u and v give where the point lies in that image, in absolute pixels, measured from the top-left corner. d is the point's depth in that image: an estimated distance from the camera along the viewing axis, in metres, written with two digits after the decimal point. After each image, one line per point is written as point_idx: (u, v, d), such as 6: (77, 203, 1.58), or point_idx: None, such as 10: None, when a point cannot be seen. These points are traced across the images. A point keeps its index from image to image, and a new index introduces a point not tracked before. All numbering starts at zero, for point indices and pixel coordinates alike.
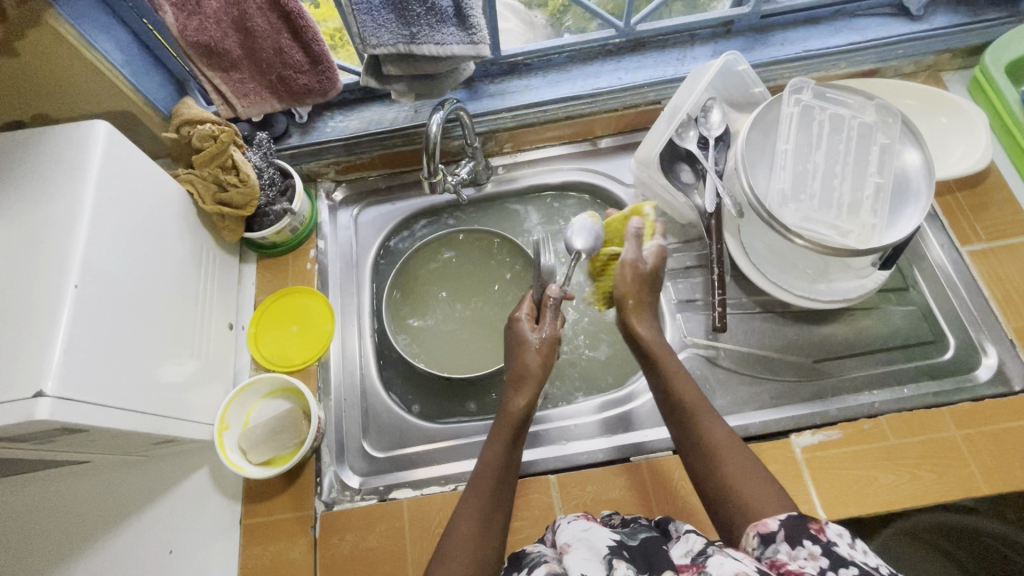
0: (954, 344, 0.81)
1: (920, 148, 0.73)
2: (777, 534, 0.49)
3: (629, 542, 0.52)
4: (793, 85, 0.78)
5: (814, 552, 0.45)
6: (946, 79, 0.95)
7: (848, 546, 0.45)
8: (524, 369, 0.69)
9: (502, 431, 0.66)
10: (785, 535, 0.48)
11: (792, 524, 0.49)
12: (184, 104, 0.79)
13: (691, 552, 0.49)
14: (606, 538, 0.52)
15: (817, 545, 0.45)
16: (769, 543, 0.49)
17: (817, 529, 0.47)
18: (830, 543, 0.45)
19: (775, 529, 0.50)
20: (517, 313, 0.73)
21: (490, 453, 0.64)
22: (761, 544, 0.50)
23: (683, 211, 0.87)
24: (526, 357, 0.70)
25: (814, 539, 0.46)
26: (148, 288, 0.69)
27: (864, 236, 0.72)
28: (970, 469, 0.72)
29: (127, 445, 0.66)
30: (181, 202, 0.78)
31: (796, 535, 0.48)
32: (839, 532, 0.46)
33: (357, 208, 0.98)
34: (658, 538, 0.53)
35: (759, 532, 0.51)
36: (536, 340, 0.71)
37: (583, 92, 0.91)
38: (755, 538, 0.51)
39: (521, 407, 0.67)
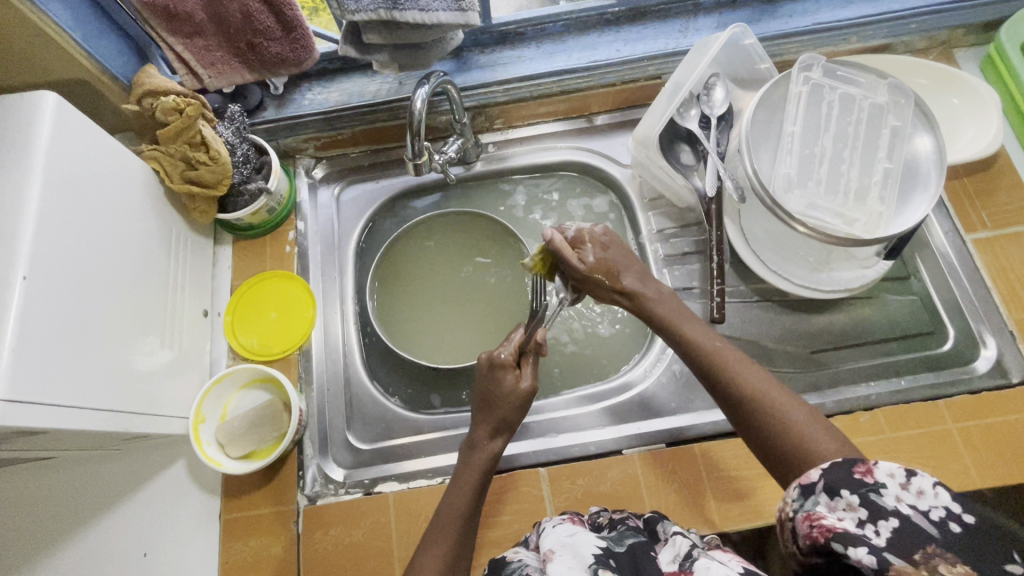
0: (953, 334, 0.79)
1: (932, 134, 0.69)
2: (817, 485, 0.45)
3: (615, 548, 0.48)
4: (803, 62, 0.73)
5: (852, 503, 0.42)
6: (958, 56, 0.91)
7: (896, 490, 0.41)
8: (498, 416, 0.69)
9: (472, 474, 0.66)
10: (825, 486, 0.45)
11: (834, 474, 0.45)
12: (147, 73, 0.72)
13: (678, 558, 0.47)
14: (592, 545, 0.48)
15: (856, 496, 0.42)
16: (808, 495, 0.45)
17: (863, 472, 0.43)
18: (873, 490, 0.42)
19: (815, 480, 0.46)
20: (499, 354, 0.71)
21: (458, 496, 0.64)
22: (800, 495, 0.46)
23: (681, 194, 0.83)
24: (500, 402, 0.69)
25: (855, 488, 0.43)
26: (110, 276, 0.64)
27: (870, 225, 0.69)
28: (964, 463, 0.71)
29: (94, 441, 0.62)
30: (146, 182, 0.73)
31: (837, 485, 0.44)
32: (888, 473, 0.42)
33: (338, 187, 0.92)
34: (644, 543, 0.49)
35: (799, 484, 0.47)
36: (519, 389, 0.70)
37: (579, 65, 0.85)
38: (794, 490, 0.47)
39: (491, 454, 0.68)
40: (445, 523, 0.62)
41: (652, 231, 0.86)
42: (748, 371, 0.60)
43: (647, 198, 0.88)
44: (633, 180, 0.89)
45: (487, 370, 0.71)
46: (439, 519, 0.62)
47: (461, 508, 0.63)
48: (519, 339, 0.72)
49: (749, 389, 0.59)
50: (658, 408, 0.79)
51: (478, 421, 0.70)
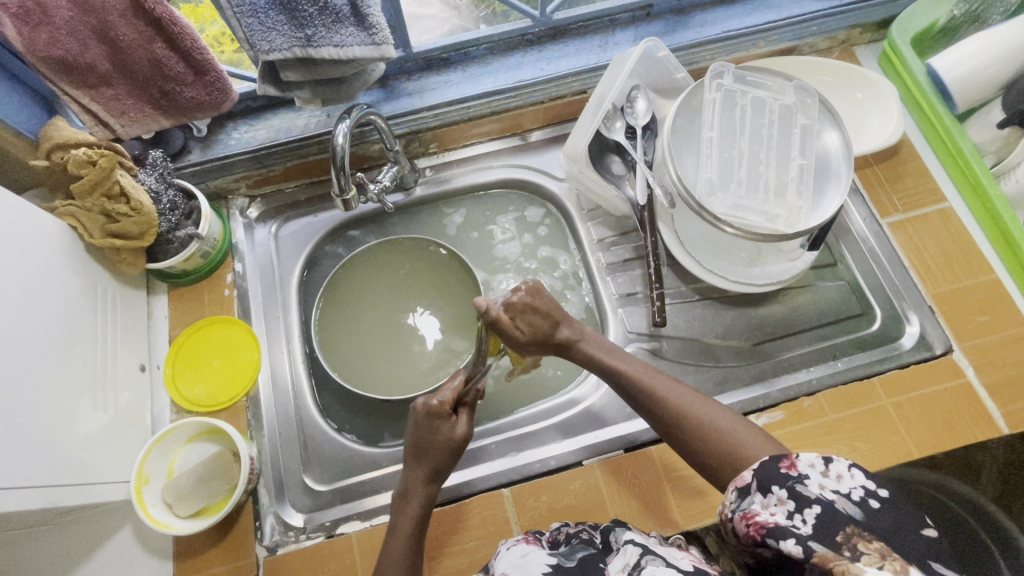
0: (880, 315, 0.84)
1: (840, 130, 0.74)
2: (751, 485, 0.49)
3: (565, 564, 0.48)
4: (713, 70, 0.77)
5: (782, 497, 0.46)
6: (858, 53, 0.97)
7: (818, 478, 0.46)
8: (433, 461, 0.67)
9: (405, 527, 0.65)
10: (758, 485, 0.48)
11: (763, 471, 0.49)
12: (54, 125, 0.69)
13: (627, 566, 0.46)
14: (542, 563, 0.48)
15: (784, 490, 0.46)
16: (745, 496, 0.49)
17: (788, 466, 0.47)
18: (799, 481, 0.46)
19: (749, 481, 0.50)
20: (435, 403, 0.68)
21: (395, 549, 0.63)
22: (738, 497, 0.50)
23: (616, 203, 0.85)
24: (430, 441, 0.67)
25: (782, 483, 0.47)
26: (29, 344, 0.61)
27: (792, 219, 0.72)
28: (901, 436, 0.75)
29: (26, 520, 0.58)
30: (63, 238, 0.69)
31: (767, 482, 0.48)
32: (808, 465, 0.47)
33: (275, 224, 0.90)
34: (595, 555, 0.49)
35: (737, 487, 0.51)
36: (455, 437, 0.68)
37: (504, 85, 0.87)
38: (733, 493, 0.51)
39: (424, 499, 0.67)
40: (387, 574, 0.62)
41: (592, 240, 0.88)
42: (709, 414, 0.61)
43: (585, 209, 0.90)
44: (571, 193, 0.91)
45: (422, 417, 0.67)
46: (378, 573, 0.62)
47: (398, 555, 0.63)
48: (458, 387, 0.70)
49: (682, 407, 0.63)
50: (614, 415, 0.80)
51: (409, 468, 0.68)
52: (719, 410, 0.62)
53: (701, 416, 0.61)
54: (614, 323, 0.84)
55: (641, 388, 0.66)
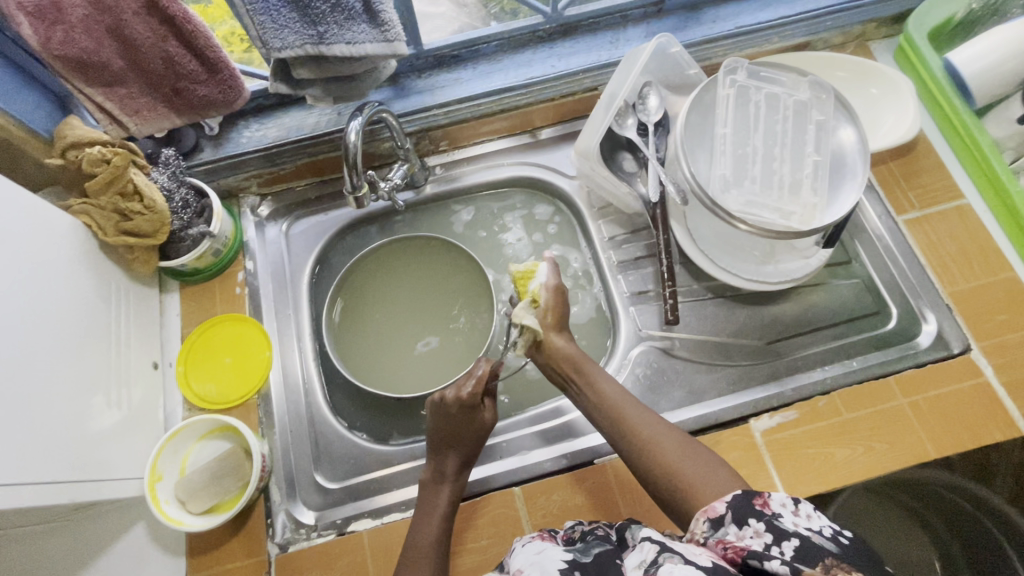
0: (896, 313, 0.83)
1: (856, 126, 0.73)
2: (725, 517, 0.49)
3: (581, 560, 0.49)
4: (726, 66, 0.76)
5: (759, 529, 0.46)
6: (873, 48, 0.96)
7: (791, 515, 0.46)
8: (464, 449, 0.71)
9: (438, 511, 0.67)
10: (733, 517, 0.49)
11: (737, 503, 0.49)
12: (66, 125, 0.70)
13: (644, 563, 0.45)
14: (557, 561, 0.48)
15: (761, 522, 0.46)
16: (718, 526, 0.49)
17: (762, 503, 0.48)
18: (774, 517, 0.46)
19: (723, 512, 0.50)
20: (466, 391, 0.71)
21: (429, 532, 0.65)
22: (710, 528, 0.50)
23: (627, 201, 0.85)
24: (459, 426, 0.71)
25: (758, 516, 0.47)
26: (44, 340, 0.61)
27: (806, 216, 0.71)
28: (918, 436, 0.74)
29: (42, 516, 0.58)
30: (77, 236, 0.70)
31: (742, 515, 0.48)
32: (782, 502, 0.47)
33: (286, 222, 0.91)
34: (610, 551, 0.49)
35: (708, 517, 0.51)
36: (484, 425, 0.72)
37: (515, 82, 0.86)
38: (705, 523, 0.51)
39: (455, 483, 0.69)
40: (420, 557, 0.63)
41: (603, 238, 0.88)
42: (669, 441, 0.63)
43: (596, 207, 0.90)
44: (582, 191, 0.91)
45: (456, 406, 0.70)
46: (413, 552, 0.64)
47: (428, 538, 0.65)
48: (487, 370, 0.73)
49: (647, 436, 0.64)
50: None
51: (439, 456, 0.71)
52: (675, 434, 0.63)
53: (659, 443, 0.63)
54: (625, 321, 0.83)
55: (606, 412, 0.68)
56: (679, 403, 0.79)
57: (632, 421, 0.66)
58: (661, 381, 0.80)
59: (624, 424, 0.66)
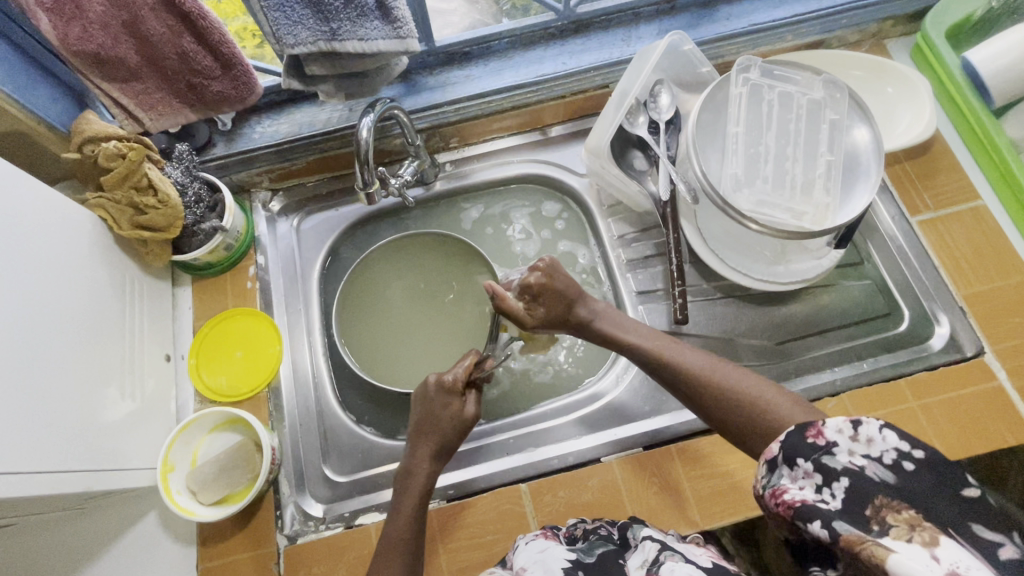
0: (908, 315, 0.82)
1: (870, 126, 0.72)
2: (778, 459, 0.46)
3: (585, 559, 0.48)
4: (740, 64, 0.75)
5: (809, 471, 0.43)
6: (889, 46, 0.94)
7: (847, 448, 0.42)
8: (440, 436, 0.69)
9: (411, 498, 0.66)
10: (785, 459, 0.45)
11: (789, 443, 0.45)
12: (85, 119, 0.70)
13: (646, 562, 0.45)
14: (561, 560, 0.48)
15: (811, 462, 0.43)
16: (774, 471, 0.46)
17: (814, 436, 0.44)
18: (827, 450, 0.43)
19: (776, 454, 0.46)
20: (448, 377, 0.70)
21: (400, 519, 0.64)
22: (767, 471, 0.47)
23: (637, 199, 0.84)
24: (432, 416, 0.69)
25: (809, 455, 0.43)
26: (60, 332, 0.62)
27: (818, 217, 0.71)
28: (928, 439, 0.74)
29: (56, 504, 0.60)
30: (93, 230, 0.71)
31: (794, 455, 0.44)
32: (835, 432, 0.43)
33: (297, 217, 0.91)
34: (614, 550, 0.49)
35: (764, 461, 0.47)
36: (463, 413, 0.70)
37: (526, 80, 0.86)
38: (761, 467, 0.48)
39: (430, 469, 0.68)
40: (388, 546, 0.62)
41: (613, 236, 0.88)
42: (729, 380, 0.60)
43: (606, 205, 0.89)
44: (592, 189, 0.90)
45: (433, 392, 0.70)
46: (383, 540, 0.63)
47: (399, 528, 0.64)
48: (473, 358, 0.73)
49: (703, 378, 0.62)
50: (632, 412, 0.79)
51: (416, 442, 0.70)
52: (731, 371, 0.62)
53: (716, 382, 0.61)
54: (634, 319, 0.83)
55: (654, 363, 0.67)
56: None
57: (687, 367, 0.64)
58: None
59: (679, 375, 0.64)
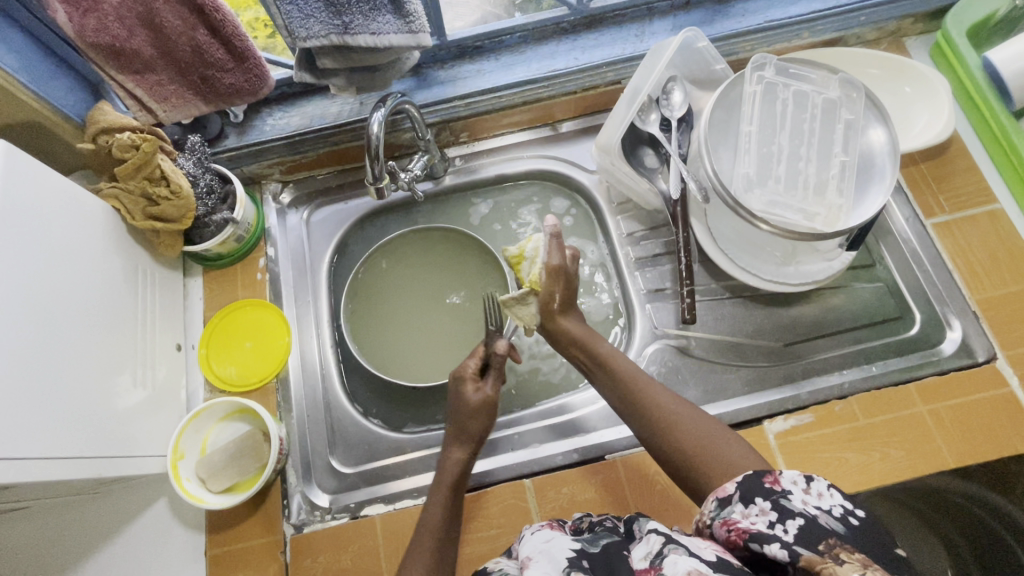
0: (920, 319, 0.81)
1: (887, 126, 0.71)
2: (733, 496, 0.48)
3: (589, 549, 0.48)
4: (755, 61, 0.74)
5: (764, 508, 0.45)
6: (908, 44, 0.93)
7: (801, 493, 0.45)
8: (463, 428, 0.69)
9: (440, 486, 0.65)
10: (740, 496, 0.48)
11: (747, 483, 0.48)
12: (100, 109, 0.71)
13: (650, 554, 0.46)
14: (567, 547, 0.48)
15: (768, 501, 0.45)
16: (725, 505, 0.48)
17: (771, 481, 0.47)
18: (783, 495, 0.45)
19: (731, 492, 0.49)
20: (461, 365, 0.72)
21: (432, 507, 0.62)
22: (718, 507, 0.49)
23: (647, 197, 0.84)
24: (464, 416, 0.69)
25: (767, 495, 0.46)
26: (75, 320, 0.64)
27: (831, 218, 0.70)
28: (937, 444, 0.73)
29: (70, 488, 0.61)
30: (107, 220, 0.72)
31: (750, 493, 0.47)
32: (792, 480, 0.46)
33: (306, 210, 0.92)
34: (618, 542, 0.49)
35: (716, 496, 0.50)
36: (474, 399, 0.69)
37: (537, 75, 0.86)
38: (712, 501, 0.50)
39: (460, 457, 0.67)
40: (423, 537, 0.59)
41: (621, 234, 0.87)
42: (684, 415, 0.60)
43: (615, 202, 0.89)
44: (601, 186, 0.90)
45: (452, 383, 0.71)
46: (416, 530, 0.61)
47: (433, 521, 0.61)
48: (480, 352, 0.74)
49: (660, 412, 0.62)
50: None
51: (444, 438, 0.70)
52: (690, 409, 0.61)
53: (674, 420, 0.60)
54: (641, 318, 0.83)
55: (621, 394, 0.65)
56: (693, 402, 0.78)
57: (652, 398, 0.63)
58: (675, 380, 0.80)
59: (641, 402, 0.63)
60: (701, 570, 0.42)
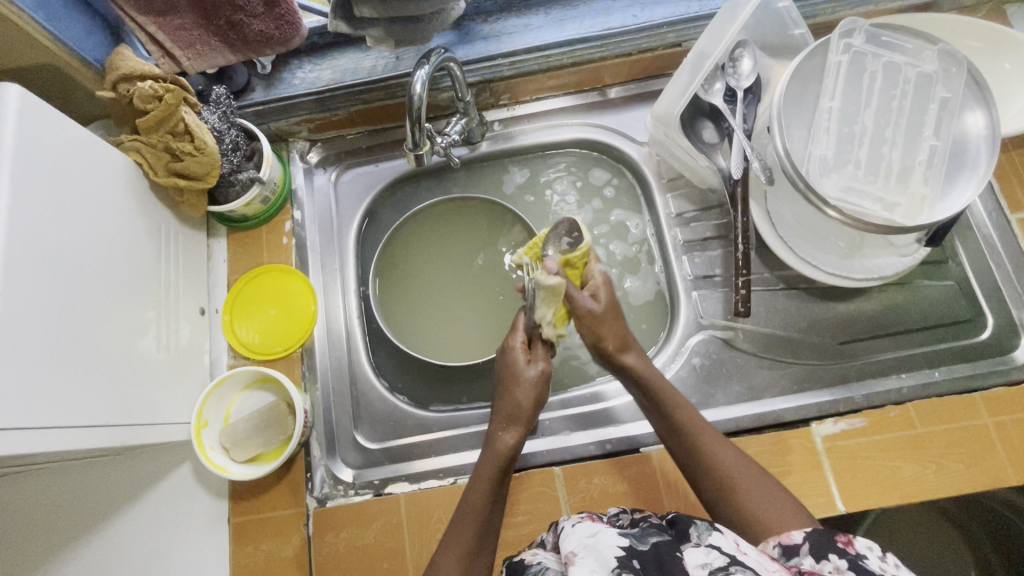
0: (992, 323, 0.75)
1: (987, 109, 0.62)
2: (801, 547, 0.49)
3: (638, 547, 0.45)
4: (843, 27, 0.66)
5: (839, 566, 0.45)
6: (1010, 13, 0.82)
7: (877, 559, 0.45)
8: (513, 407, 0.65)
9: (486, 470, 0.62)
10: (810, 549, 0.48)
11: (817, 538, 0.48)
12: (119, 54, 0.66)
13: (709, 565, 0.42)
14: (614, 546, 0.45)
15: (844, 559, 0.45)
16: (791, 555, 0.49)
17: (845, 542, 0.47)
18: (858, 557, 0.45)
19: (798, 542, 0.49)
20: (511, 342, 0.68)
21: (473, 492, 0.61)
22: (782, 554, 0.50)
23: (703, 174, 0.77)
24: (515, 391, 0.66)
25: (841, 553, 0.46)
26: (98, 281, 0.60)
27: (912, 211, 0.63)
28: (1000, 460, 0.68)
29: (94, 454, 0.59)
30: (129, 175, 0.68)
31: (821, 548, 0.47)
32: (867, 545, 0.46)
33: (335, 171, 0.87)
34: (670, 543, 0.45)
35: (780, 542, 0.51)
36: (529, 373, 0.66)
37: (591, 33, 0.78)
38: (775, 547, 0.51)
39: (512, 433, 0.64)
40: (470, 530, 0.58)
41: (670, 214, 0.81)
42: (738, 468, 0.59)
43: (665, 178, 0.82)
44: (651, 159, 0.83)
45: (501, 353, 0.69)
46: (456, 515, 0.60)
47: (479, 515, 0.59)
48: (521, 323, 0.69)
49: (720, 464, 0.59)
50: None
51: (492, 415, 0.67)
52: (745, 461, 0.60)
53: (734, 473, 0.58)
54: (686, 306, 0.78)
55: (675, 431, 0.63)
56: (737, 398, 0.74)
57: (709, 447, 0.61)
58: (719, 374, 0.75)
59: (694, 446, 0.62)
60: None
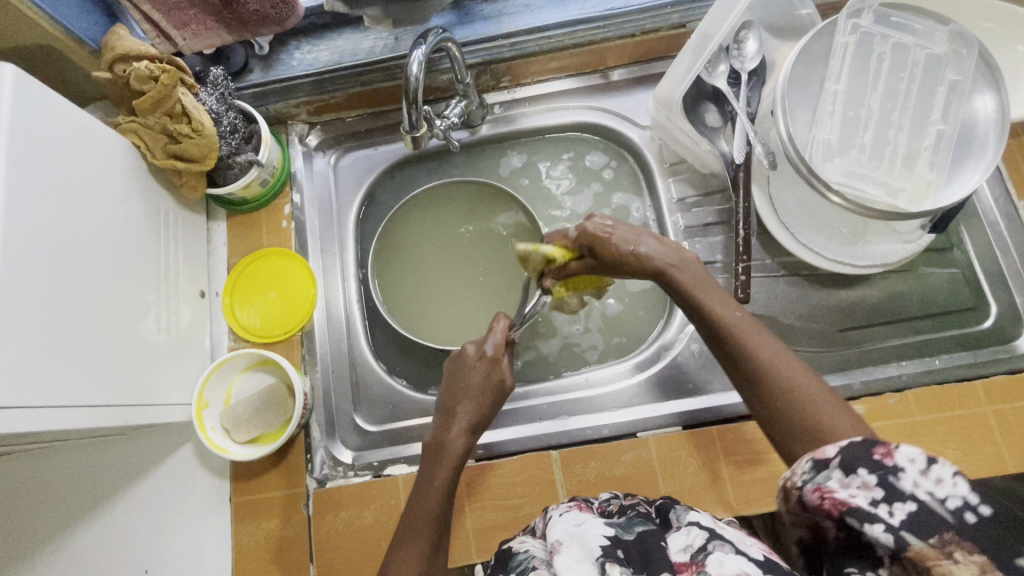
0: (996, 311, 0.74)
1: (996, 92, 0.60)
2: (832, 460, 0.40)
3: (623, 536, 0.45)
4: (851, 7, 0.65)
5: (868, 482, 0.37)
6: None
7: (917, 475, 0.36)
8: (469, 407, 0.62)
9: (442, 472, 0.59)
10: (841, 462, 0.39)
11: (851, 449, 0.39)
12: (116, 35, 0.65)
13: (690, 548, 0.43)
14: (600, 534, 0.45)
15: (874, 475, 0.37)
16: (821, 469, 0.40)
17: (883, 452, 0.37)
18: (893, 472, 0.36)
19: (831, 455, 0.40)
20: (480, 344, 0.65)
21: (429, 494, 0.57)
22: (812, 468, 0.41)
23: (705, 158, 0.76)
24: (471, 390, 0.63)
25: (876, 466, 0.37)
26: (97, 262, 0.61)
27: (916, 197, 0.62)
28: (998, 448, 0.68)
29: (97, 434, 0.60)
30: (127, 157, 0.68)
31: (855, 461, 0.38)
32: (910, 456, 0.36)
33: (334, 154, 0.86)
34: (655, 531, 0.46)
35: (811, 456, 0.41)
36: (495, 376, 0.64)
37: (593, 14, 0.76)
38: (806, 461, 0.41)
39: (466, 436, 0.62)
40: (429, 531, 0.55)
41: (672, 199, 0.80)
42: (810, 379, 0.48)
43: (667, 162, 0.81)
44: (653, 143, 0.82)
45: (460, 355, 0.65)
46: (410, 518, 0.56)
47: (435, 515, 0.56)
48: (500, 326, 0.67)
49: (781, 368, 0.49)
50: (673, 389, 0.76)
51: (443, 414, 0.63)
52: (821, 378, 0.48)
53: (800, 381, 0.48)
54: None
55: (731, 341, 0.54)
56: None
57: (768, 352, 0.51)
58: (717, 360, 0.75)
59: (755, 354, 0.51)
60: (750, 573, 0.38)
